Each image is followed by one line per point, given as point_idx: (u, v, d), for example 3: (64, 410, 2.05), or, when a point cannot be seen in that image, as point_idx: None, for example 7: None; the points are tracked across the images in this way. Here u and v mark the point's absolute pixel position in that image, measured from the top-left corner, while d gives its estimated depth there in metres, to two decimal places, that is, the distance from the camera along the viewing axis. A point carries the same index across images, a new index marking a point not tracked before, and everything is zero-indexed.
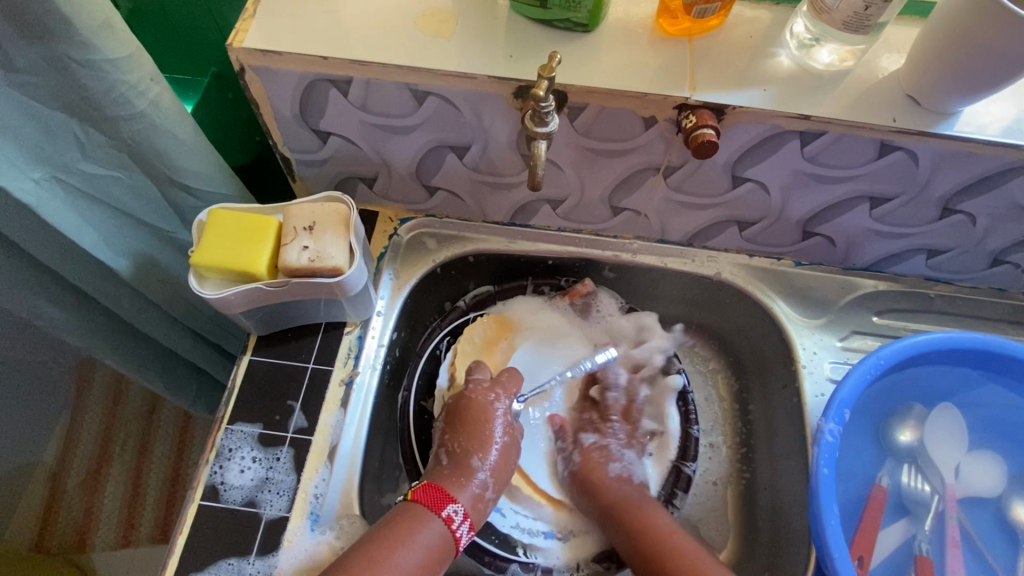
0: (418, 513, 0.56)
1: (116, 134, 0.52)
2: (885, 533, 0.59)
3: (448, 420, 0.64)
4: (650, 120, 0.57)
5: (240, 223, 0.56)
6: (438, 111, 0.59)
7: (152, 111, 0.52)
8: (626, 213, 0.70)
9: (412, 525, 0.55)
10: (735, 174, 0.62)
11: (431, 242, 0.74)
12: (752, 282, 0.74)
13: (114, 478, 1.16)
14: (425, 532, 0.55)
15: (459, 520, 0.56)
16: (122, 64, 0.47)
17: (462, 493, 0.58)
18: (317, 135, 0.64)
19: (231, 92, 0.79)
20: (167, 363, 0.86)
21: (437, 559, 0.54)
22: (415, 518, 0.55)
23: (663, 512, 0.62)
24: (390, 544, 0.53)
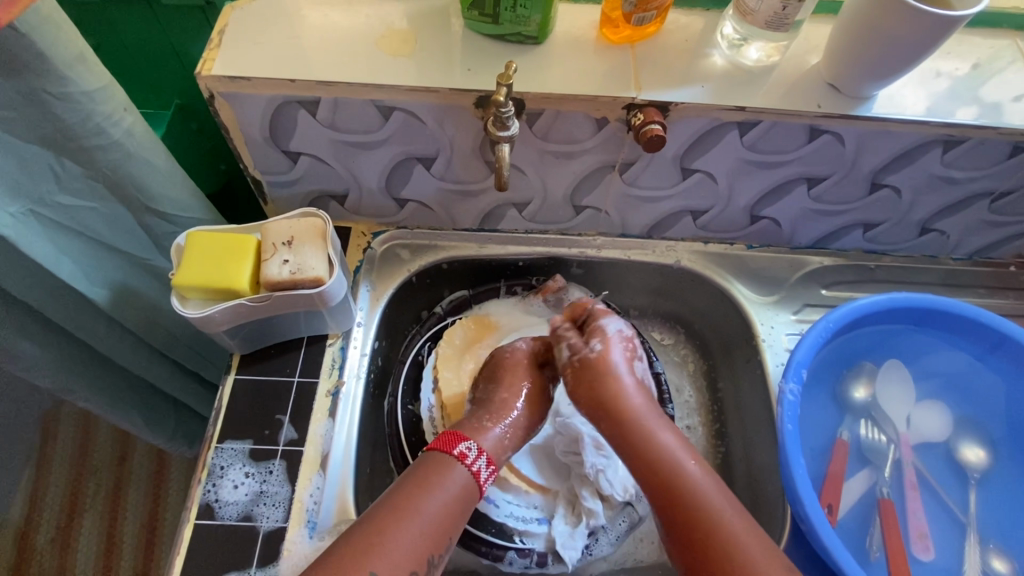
0: (448, 458, 0.58)
1: (92, 164, 0.53)
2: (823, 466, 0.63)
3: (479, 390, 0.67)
4: (602, 121, 0.62)
5: (219, 242, 0.58)
6: (404, 125, 0.62)
7: (127, 139, 0.54)
8: (588, 210, 0.74)
9: (444, 469, 0.57)
10: (684, 167, 0.67)
11: (405, 252, 0.77)
12: (714, 268, 0.79)
13: (87, 528, 1.15)
14: (450, 480, 0.57)
15: (473, 457, 0.59)
16: (96, 96, 0.49)
17: (487, 442, 0.61)
18: (287, 156, 0.66)
19: (195, 122, 0.81)
20: (145, 401, 0.86)
21: (465, 498, 0.57)
22: (441, 465, 0.57)
23: (664, 432, 0.60)
24: (413, 504, 0.54)
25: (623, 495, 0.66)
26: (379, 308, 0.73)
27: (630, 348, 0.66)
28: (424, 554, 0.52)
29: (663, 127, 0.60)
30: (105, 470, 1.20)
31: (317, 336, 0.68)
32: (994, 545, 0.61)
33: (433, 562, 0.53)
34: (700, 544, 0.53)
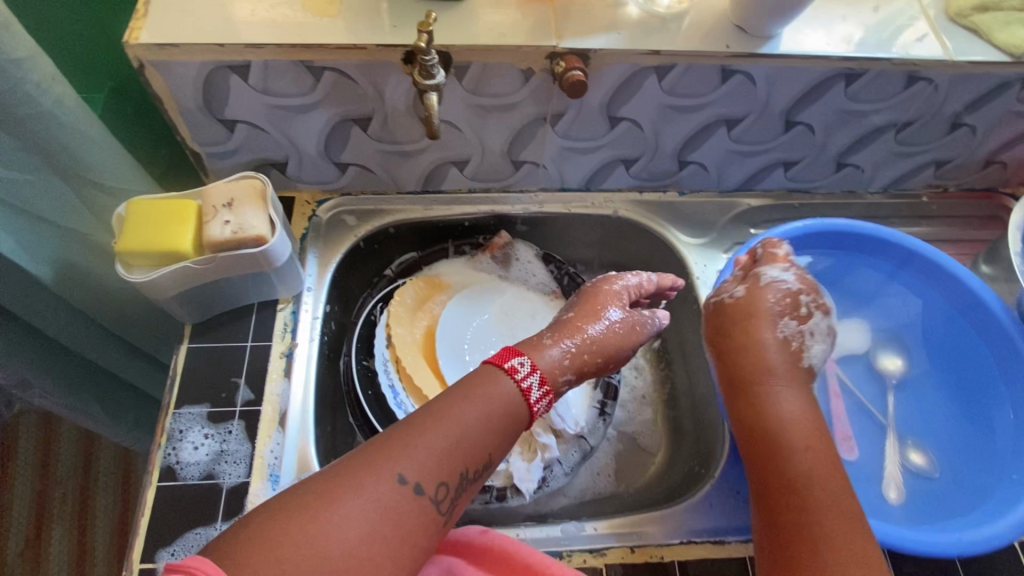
0: (496, 368, 0.55)
1: (25, 134, 0.56)
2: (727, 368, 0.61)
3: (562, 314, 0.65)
4: (528, 72, 0.65)
5: (161, 208, 0.59)
6: (336, 85, 0.64)
7: (58, 108, 0.57)
8: (527, 165, 0.77)
9: (483, 382, 0.54)
10: (611, 114, 0.71)
11: (350, 218, 0.79)
12: (650, 215, 0.83)
13: (60, 535, 1.19)
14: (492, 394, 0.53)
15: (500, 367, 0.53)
16: (23, 64, 0.51)
17: (542, 359, 0.58)
18: (223, 124, 0.67)
19: (131, 107, 0.80)
20: (104, 390, 0.86)
21: (510, 415, 0.53)
22: (486, 379, 0.54)
23: (788, 398, 0.58)
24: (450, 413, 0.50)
25: (575, 427, 0.72)
26: (326, 275, 0.75)
27: (785, 303, 0.62)
28: (457, 467, 0.49)
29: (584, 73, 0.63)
30: (70, 478, 1.21)
31: (267, 301, 0.70)
32: (910, 441, 0.68)
33: (468, 477, 0.49)
34: (789, 528, 0.51)
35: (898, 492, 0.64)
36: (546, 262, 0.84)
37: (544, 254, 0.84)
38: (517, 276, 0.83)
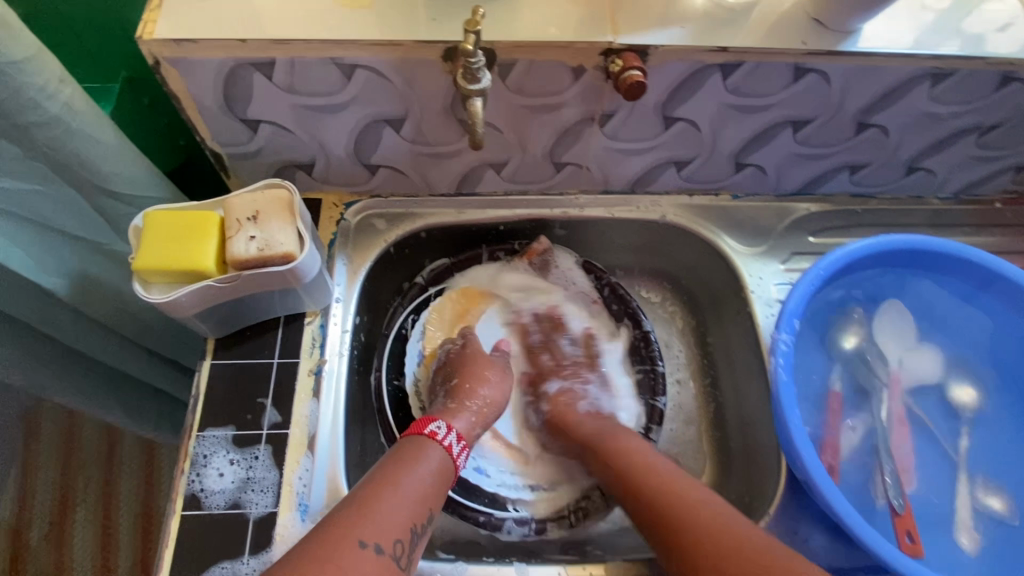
0: (410, 444, 0.64)
1: (29, 141, 0.57)
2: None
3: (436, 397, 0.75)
4: (578, 70, 0.65)
5: (180, 221, 0.61)
6: (368, 83, 0.64)
7: (65, 113, 0.57)
8: (569, 167, 0.79)
9: (410, 451, 0.63)
10: (667, 116, 0.72)
11: (382, 223, 0.82)
12: (694, 219, 0.86)
13: (82, 520, 1.25)
14: (415, 464, 0.62)
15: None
16: (27, 67, 0.52)
17: (456, 421, 0.70)
18: (247, 124, 0.68)
19: (146, 96, 0.80)
20: (112, 385, 0.88)
21: (443, 477, 0.64)
22: (406, 450, 0.63)
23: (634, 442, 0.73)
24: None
25: None
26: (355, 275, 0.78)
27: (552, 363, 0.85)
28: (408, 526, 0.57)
29: (643, 71, 0.62)
30: (93, 464, 1.26)
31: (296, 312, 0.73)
32: (981, 478, 0.75)
33: (416, 532, 0.58)
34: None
35: (971, 537, 0.72)
36: (587, 270, 0.89)
37: (585, 262, 0.89)
38: (557, 281, 0.89)
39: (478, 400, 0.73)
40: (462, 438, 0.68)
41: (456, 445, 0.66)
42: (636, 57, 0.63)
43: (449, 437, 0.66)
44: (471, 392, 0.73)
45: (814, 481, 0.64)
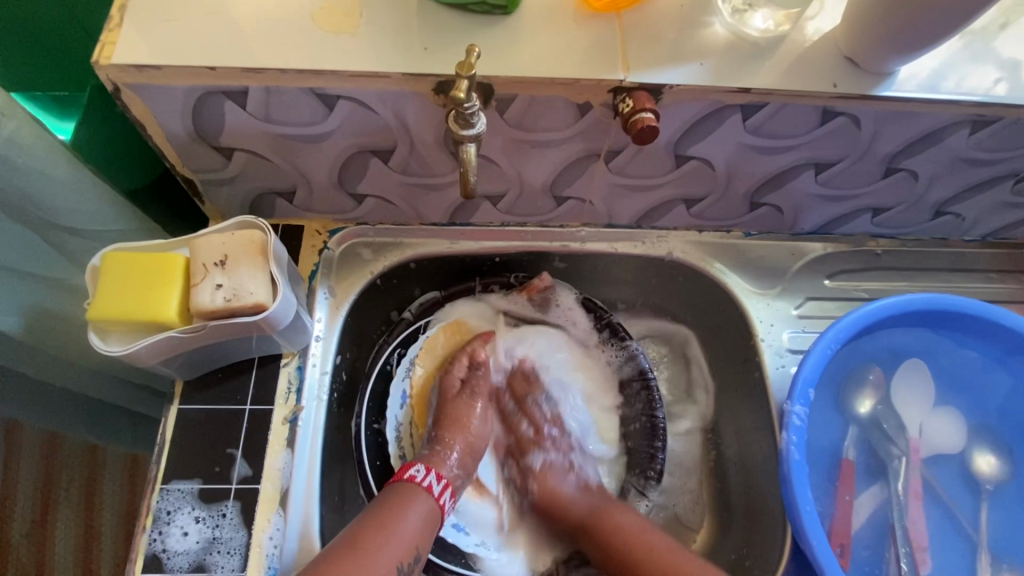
0: (556, 488, 0.64)
1: None
2: (865, 499, 0.57)
3: (526, 497, 0.66)
4: (829, 114, 0.54)
5: (140, 264, 0.49)
6: (598, 124, 0.54)
7: (9, 149, 0.44)
8: (766, 208, 0.67)
9: (554, 499, 0.64)
10: (891, 166, 0.61)
11: (559, 262, 0.72)
12: (839, 282, 0.72)
13: (62, 521, 0.97)
14: (568, 513, 0.63)
15: (424, 477, 0.58)
16: None
17: (556, 485, 0.64)
18: (455, 158, 0.58)
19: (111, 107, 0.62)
20: (96, 414, 0.75)
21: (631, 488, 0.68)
22: (552, 500, 0.64)
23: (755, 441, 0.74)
24: (372, 542, 0.52)
25: None
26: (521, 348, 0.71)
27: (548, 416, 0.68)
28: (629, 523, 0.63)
29: (656, 115, 0.50)
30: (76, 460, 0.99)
31: (411, 342, 0.71)
32: None
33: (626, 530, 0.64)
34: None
35: None
36: None
37: None
38: None
39: (549, 431, 0.67)
40: (592, 491, 0.64)
41: (586, 500, 0.63)
42: (861, 116, 0.55)
43: (572, 489, 0.64)
44: (534, 437, 0.67)
45: (980, 540, 0.56)
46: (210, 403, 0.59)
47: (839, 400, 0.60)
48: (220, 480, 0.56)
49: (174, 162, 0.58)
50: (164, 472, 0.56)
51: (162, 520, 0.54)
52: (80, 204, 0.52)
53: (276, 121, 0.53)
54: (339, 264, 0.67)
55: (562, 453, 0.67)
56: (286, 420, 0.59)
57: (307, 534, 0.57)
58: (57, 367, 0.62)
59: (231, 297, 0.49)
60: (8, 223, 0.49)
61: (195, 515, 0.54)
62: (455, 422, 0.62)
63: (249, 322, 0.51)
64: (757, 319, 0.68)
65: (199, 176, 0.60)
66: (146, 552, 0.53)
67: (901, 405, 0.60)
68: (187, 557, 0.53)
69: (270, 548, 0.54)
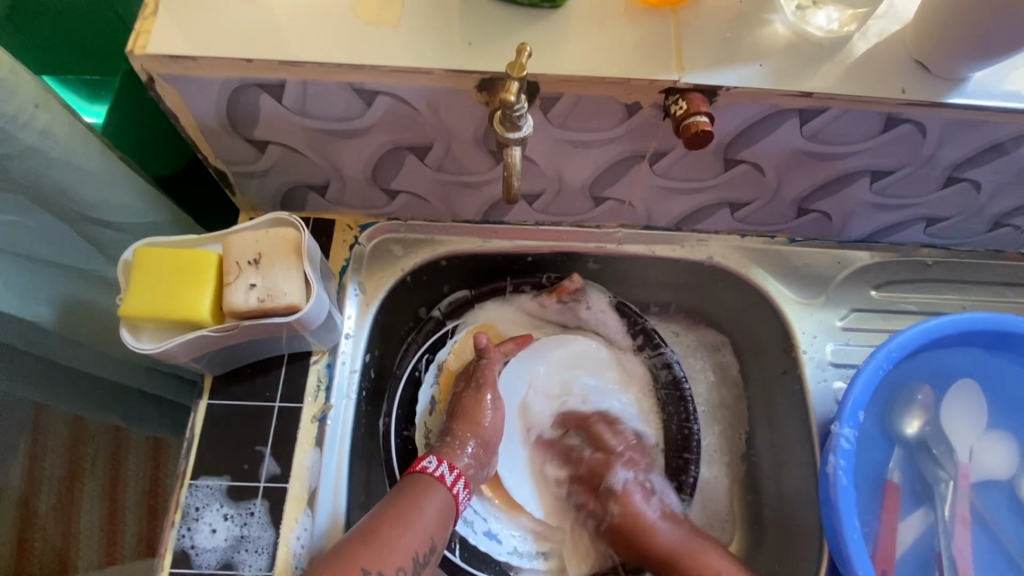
0: (641, 516, 0.60)
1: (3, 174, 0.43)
2: (911, 524, 0.55)
3: (602, 521, 0.62)
4: (893, 121, 0.51)
5: (173, 260, 0.48)
6: (646, 124, 0.52)
7: (44, 142, 0.43)
8: (814, 214, 0.64)
9: (636, 529, 0.60)
10: (953, 175, 0.58)
11: (593, 264, 0.70)
12: (886, 294, 0.68)
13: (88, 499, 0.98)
14: (653, 544, 0.59)
15: (435, 468, 0.56)
16: None
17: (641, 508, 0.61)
18: (493, 156, 0.56)
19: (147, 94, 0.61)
20: (121, 400, 0.75)
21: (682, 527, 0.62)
22: (634, 523, 0.60)
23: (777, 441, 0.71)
24: (388, 531, 0.50)
25: None
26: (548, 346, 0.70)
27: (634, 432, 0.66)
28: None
29: (711, 118, 0.47)
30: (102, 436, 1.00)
31: (439, 345, 0.69)
32: None
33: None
34: None
35: None
36: None
37: None
38: None
39: (626, 453, 0.64)
40: (677, 521, 0.60)
41: (675, 530, 0.59)
42: (928, 123, 0.51)
43: (656, 515, 0.60)
44: (608, 459, 0.64)
45: None
46: (239, 399, 0.58)
47: (885, 422, 0.57)
48: (248, 478, 0.55)
49: (207, 154, 0.57)
50: (193, 468, 0.55)
51: (191, 516, 0.54)
52: (114, 197, 0.51)
53: (312, 115, 0.51)
54: (370, 260, 0.66)
55: (641, 475, 0.63)
56: (315, 419, 0.58)
57: (334, 533, 0.57)
58: (87, 355, 0.62)
59: (265, 297, 0.48)
60: (41, 215, 0.48)
61: (224, 513, 0.54)
62: (466, 416, 0.61)
63: (282, 322, 0.50)
64: (799, 330, 0.66)
65: (232, 168, 0.58)
66: (175, 548, 0.53)
67: (951, 428, 0.57)
68: (215, 554, 0.53)
69: (297, 548, 0.54)
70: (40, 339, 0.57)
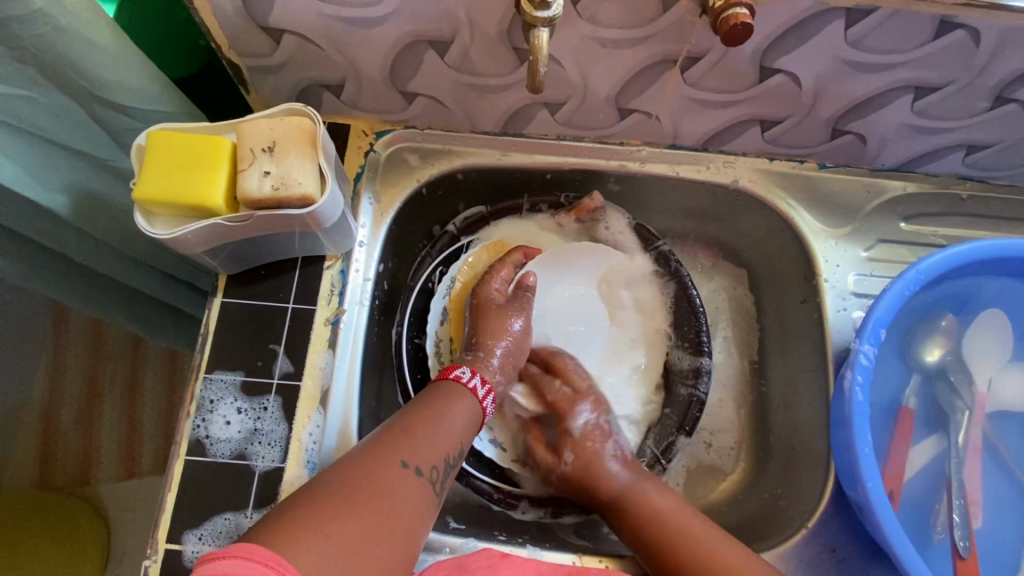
0: (599, 462, 0.58)
1: (14, 41, 0.42)
2: (923, 450, 0.55)
3: (555, 470, 0.59)
4: (945, 25, 0.48)
5: (187, 144, 0.47)
6: (679, 21, 0.49)
7: (54, 8, 0.41)
8: (848, 137, 0.61)
9: (592, 471, 0.57)
10: (1001, 95, 0.55)
11: (613, 185, 0.68)
12: (914, 227, 0.66)
13: (107, 413, 1.01)
14: (604, 477, 0.57)
15: (468, 378, 0.57)
16: None
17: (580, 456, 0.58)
18: (517, 55, 0.53)
19: None
20: (140, 307, 0.75)
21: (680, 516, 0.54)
22: (586, 470, 0.58)
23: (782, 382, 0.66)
24: (424, 430, 0.50)
25: None
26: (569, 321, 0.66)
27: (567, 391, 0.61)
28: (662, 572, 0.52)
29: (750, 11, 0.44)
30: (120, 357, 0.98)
31: (453, 260, 0.68)
32: None
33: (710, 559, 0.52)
34: None
35: None
36: None
37: None
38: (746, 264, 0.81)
39: (589, 390, 0.62)
40: (633, 465, 0.58)
41: (626, 472, 0.57)
42: (982, 30, 0.48)
43: (612, 460, 0.58)
44: (573, 395, 0.61)
45: None
46: (252, 299, 0.58)
47: (905, 348, 0.56)
48: (262, 374, 0.56)
49: (221, 45, 0.55)
50: (207, 362, 0.56)
51: (205, 408, 0.55)
52: (127, 79, 0.49)
53: (329, 0, 0.49)
54: (385, 169, 0.65)
55: (603, 414, 0.61)
56: (327, 322, 0.58)
57: (346, 433, 0.57)
58: (103, 253, 0.62)
59: (278, 186, 0.47)
60: (54, 94, 0.47)
61: (238, 406, 0.55)
62: (495, 330, 0.60)
63: (295, 216, 0.49)
64: (822, 258, 0.64)
65: (247, 62, 0.57)
66: (190, 437, 0.54)
67: (972, 358, 0.56)
68: (229, 445, 0.54)
69: (310, 443, 0.54)
70: (56, 231, 0.57)
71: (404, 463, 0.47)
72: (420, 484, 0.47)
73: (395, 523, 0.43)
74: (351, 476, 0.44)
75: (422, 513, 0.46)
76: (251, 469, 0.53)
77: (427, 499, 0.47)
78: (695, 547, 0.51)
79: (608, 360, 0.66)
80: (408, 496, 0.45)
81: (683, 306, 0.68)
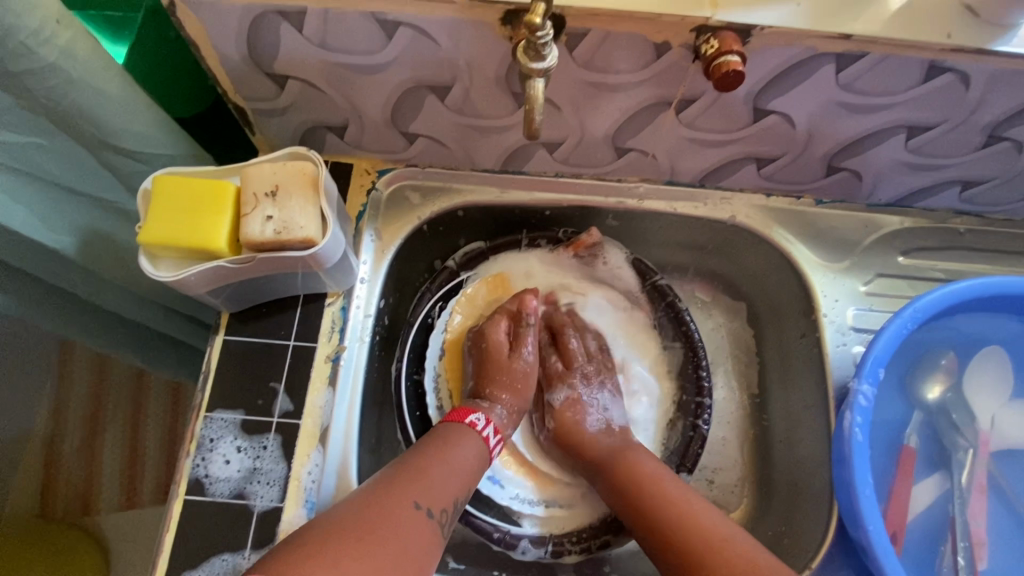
0: (579, 432, 0.61)
1: (26, 93, 0.43)
2: (926, 489, 0.54)
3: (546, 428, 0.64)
4: (934, 70, 0.49)
5: (193, 189, 0.48)
6: (673, 66, 0.50)
7: (66, 61, 0.43)
8: (843, 174, 0.62)
9: (574, 433, 0.61)
10: (993, 134, 0.55)
11: (612, 220, 0.69)
12: (911, 261, 0.67)
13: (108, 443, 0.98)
14: (593, 445, 0.60)
15: (483, 427, 0.57)
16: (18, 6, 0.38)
17: (576, 431, 0.61)
18: (515, 98, 0.55)
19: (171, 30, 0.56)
20: (144, 340, 0.76)
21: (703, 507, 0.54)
22: (572, 432, 0.61)
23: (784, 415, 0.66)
24: (434, 470, 0.50)
25: None
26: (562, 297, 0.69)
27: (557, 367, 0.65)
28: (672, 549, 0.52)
29: (741, 58, 0.46)
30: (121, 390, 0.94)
31: (451, 296, 0.68)
32: None
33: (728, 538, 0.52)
34: None
35: None
36: None
37: None
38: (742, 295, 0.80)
39: (584, 367, 0.65)
40: (615, 433, 0.62)
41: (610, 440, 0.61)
42: (972, 73, 0.49)
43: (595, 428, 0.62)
44: (565, 371, 0.65)
45: None
46: (254, 336, 0.59)
47: (904, 386, 0.56)
48: (262, 413, 0.56)
49: (227, 89, 0.56)
50: (208, 400, 0.56)
51: (205, 447, 0.55)
52: (135, 126, 0.51)
53: (332, 48, 0.50)
54: (387, 207, 0.66)
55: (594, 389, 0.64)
56: (328, 359, 0.59)
57: (346, 472, 0.57)
58: (109, 291, 0.63)
59: (281, 229, 0.48)
60: (63, 140, 0.49)
61: (238, 445, 0.55)
62: (508, 382, 0.61)
63: (297, 257, 0.50)
64: (821, 293, 0.65)
65: (252, 105, 0.58)
66: (190, 476, 0.54)
67: (973, 396, 0.56)
68: (228, 484, 0.54)
69: (309, 483, 0.54)
70: (63, 271, 0.58)
71: (416, 504, 0.47)
72: (431, 527, 0.47)
73: (405, 565, 0.43)
74: (361, 514, 0.44)
75: (432, 554, 0.46)
76: (250, 509, 0.53)
77: (437, 542, 0.47)
78: (688, 546, 0.50)
79: (630, 347, 0.69)
80: (417, 537, 0.45)
81: (683, 341, 0.68)
